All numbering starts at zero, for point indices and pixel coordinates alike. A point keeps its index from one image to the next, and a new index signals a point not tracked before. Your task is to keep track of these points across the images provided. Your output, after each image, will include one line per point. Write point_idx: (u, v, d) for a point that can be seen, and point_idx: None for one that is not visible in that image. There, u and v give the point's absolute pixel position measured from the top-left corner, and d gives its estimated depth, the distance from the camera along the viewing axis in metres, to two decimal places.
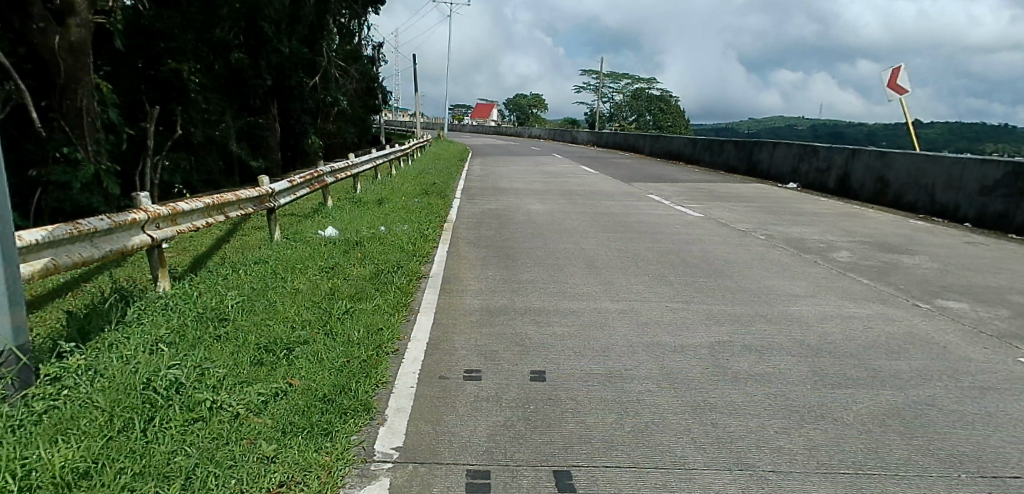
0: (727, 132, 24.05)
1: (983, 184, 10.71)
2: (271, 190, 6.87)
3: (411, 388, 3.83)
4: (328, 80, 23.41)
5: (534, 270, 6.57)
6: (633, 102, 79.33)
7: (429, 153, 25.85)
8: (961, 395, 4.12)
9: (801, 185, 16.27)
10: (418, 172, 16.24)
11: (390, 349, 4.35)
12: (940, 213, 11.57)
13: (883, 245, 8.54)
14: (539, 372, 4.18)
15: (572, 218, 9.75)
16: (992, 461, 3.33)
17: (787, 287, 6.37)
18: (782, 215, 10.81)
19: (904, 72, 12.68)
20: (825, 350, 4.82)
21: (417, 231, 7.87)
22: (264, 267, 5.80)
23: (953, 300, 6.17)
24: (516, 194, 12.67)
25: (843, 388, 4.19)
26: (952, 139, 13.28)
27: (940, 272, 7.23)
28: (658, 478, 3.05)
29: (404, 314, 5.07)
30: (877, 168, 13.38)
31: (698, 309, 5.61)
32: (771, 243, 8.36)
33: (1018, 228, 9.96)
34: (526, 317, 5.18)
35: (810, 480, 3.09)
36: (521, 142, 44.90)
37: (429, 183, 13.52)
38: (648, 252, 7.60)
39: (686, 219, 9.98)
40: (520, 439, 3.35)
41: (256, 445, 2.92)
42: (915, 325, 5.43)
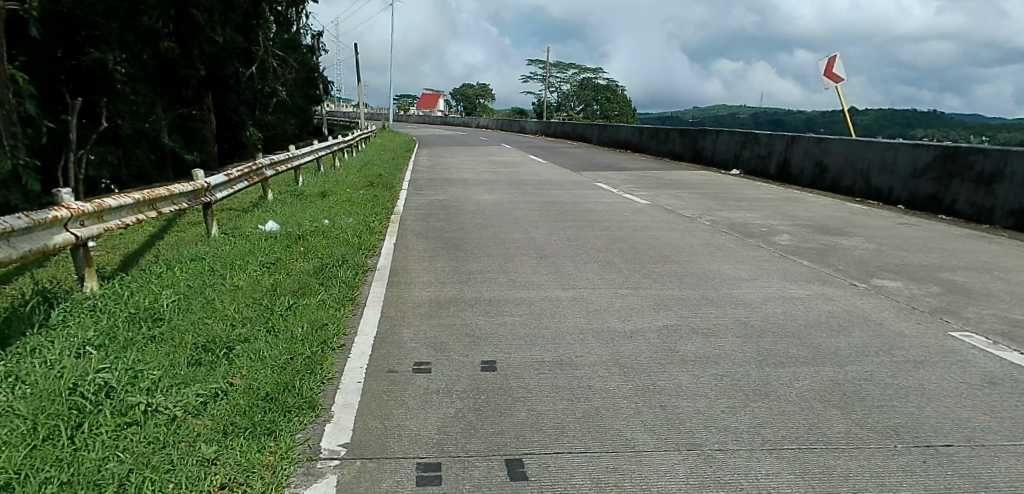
0: (672, 121, 24.47)
1: (914, 167, 11.20)
2: (207, 184, 6.60)
3: (358, 383, 3.75)
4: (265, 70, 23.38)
5: (483, 260, 6.53)
6: (581, 92, 80.02)
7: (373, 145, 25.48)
8: (896, 369, 4.30)
9: (744, 171, 16.71)
10: (363, 164, 15.94)
11: (336, 344, 4.25)
12: (874, 196, 12.07)
13: (822, 227, 8.84)
14: (490, 362, 4.16)
15: (521, 208, 9.74)
16: (924, 430, 3.49)
17: (731, 271, 6.52)
18: (726, 201, 11.06)
19: (839, 61, 13.14)
20: (768, 330, 4.96)
21: (363, 224, 7.72)
22: (200, 264, 5.58)
23: (887, 279, 6.43)
24: (464, 185, 12.58)
25: (785, 366, 4.30)
26: (885, 126, 13.86)
27: (875, 252, 7.53)
28: (609, 462, 3.07)
29: (351, 308, 4.96)
30: (816, 153, 13.84)
31: (646, 295, 5.69)
32: (717, 228, 8.55)
33: (947, 209, 10.48)
34: (477, 308, 5.15)
35: (756, 456, 3.17)
36: (471, 133, 44.81)
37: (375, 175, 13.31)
38: (597, 240, 7.66)
39: (634, 206, 10.11)
40: (472, 429, 3.32)
41: (194, 448, 2.80)
42: (853, 304, 5.64)
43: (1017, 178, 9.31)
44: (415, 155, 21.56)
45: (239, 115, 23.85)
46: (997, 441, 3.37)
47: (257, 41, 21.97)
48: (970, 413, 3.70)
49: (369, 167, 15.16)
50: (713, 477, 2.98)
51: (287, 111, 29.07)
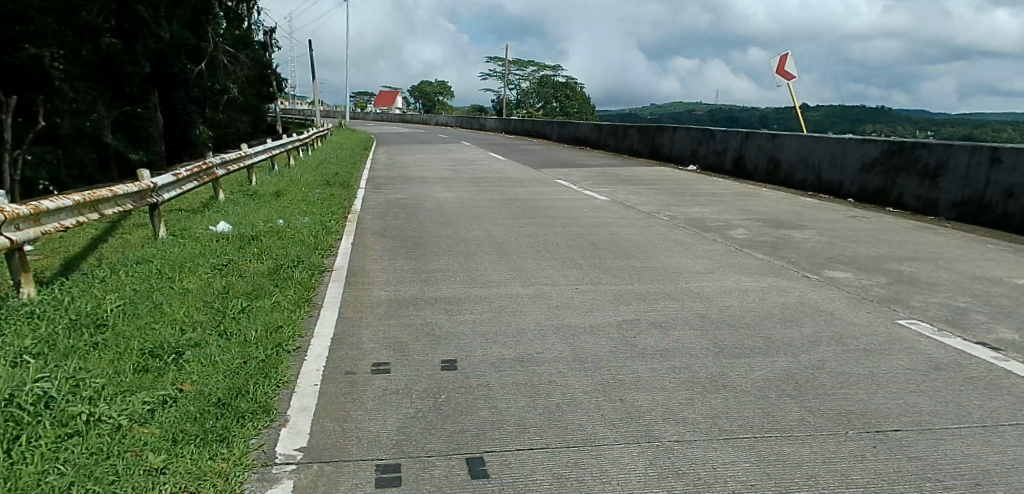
0: (630, 118, 24.74)
1: (863, 162, 11.58)
2: (153, 184, 6.38)
3: (314, 386, 3.67)
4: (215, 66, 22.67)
5: (443, 259, 6.48)
6: (540, 90, 80.33)
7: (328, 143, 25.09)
8: (847, 357, 4.43)
9: (700, 167, 17.00)
10: (319, 162, 15.68)
11: (291, 346, 4.16)
12: (825, 190, 12.42)
13: (776, 221, 9.05)
14: (450, 361, 4.13)
15: (481, 205, 9.71)
16: (874, 416, 3.60)
17: (689, 265, 6.62)
18: (683, 196, 11.23)
19: (790, 59, 13.48)
20: (724, 323, 5.04)
21: (319, 224, 7.58)
22: (147, 267, 5.40)
23: (838, 270, 6.62)
24: (423, 183, 12.48)
25: (742, 357, 4.39)
26: (835, 122, 14.27)
27: (827, 244, 7.74)
28: (570, 457, 3.08)
29: (307, 310, 4.87)
30: (769, 149, 14.17)
31: (606, 290, 5.73)
32: (674, 223, 8.67)
33: (895, 201, 10.86)
34: (437, 306, 5.10)
35: (713, 447, 3.22)
36: (430, 130, 44.54)
37: (331, 174, 13.09)
38: (556, 236, 7.68)
39: (593, 203, 10.18)
40: (432, 429, 3.29)
41: (141, 458, 2.70)
42: (806, 295, 5.79)
43: (960, 171, 9.70)
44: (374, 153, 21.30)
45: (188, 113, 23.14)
46: (941, 425, 3.50)
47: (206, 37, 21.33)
48: (918, 398, 3.82)
49: (326, 165, 14.91)
50: (672, 468, 3.01)
51: (238, 109, 28.34)
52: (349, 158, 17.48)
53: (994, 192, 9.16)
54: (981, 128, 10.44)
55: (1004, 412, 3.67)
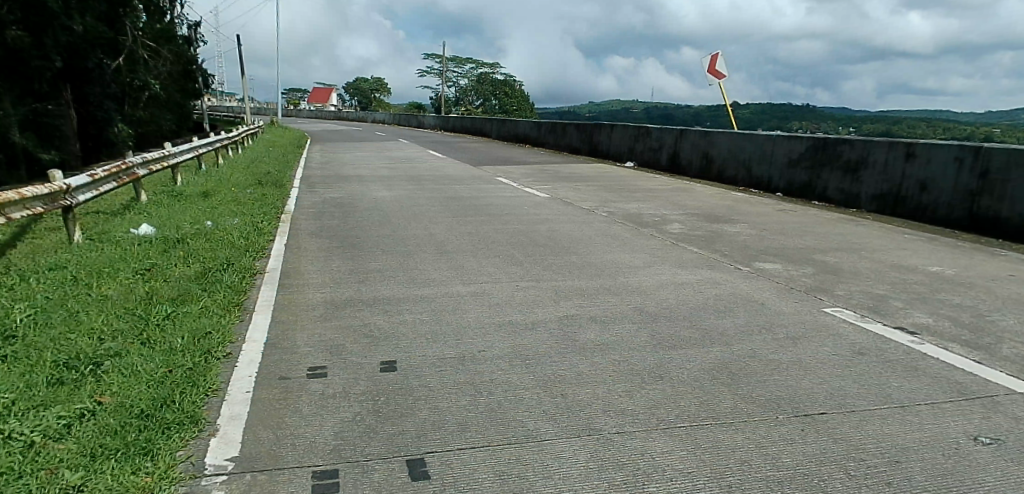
0: (568, 115, 25.00)
1: (790, 157, 12.07)
2: (65, 186, 6.03)
3: (246, 393, 3.54)
4: (134, 62, 21.78)
5: (381, 258, 6.37)
6: (479, 87, 80.26)
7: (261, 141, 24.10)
8: (776, 345, 4.60)
9: (637, 163, 17.35)
10: (250, 161, 15.16)
11: (220, 353, 4.00)
12: (756, 185, 12.88)
13: (709, 215, 9.32)
14: (389, 362, 4.07)
15: (419, 204, 9.60)
16: (803, 400, 3.75)
17: (627, 260, 6.74)
18: (621, 192, 11.43)
19: (721, 59, 13.92)
20: (661, 316, 5.15)
21: (250, 225, 7.32)
22: (60, 274, 5.09)
23: (768, 262, 6.87)
24: (359, 181, 12.25)
25: (679, 349, 4.49)
26: (764, 119, 14.82)
27: (757, 237, 8.03)
28: (512, 454, 3.07)
29: (237, 314, 4.70)
30: (702, 145, 14.60)
31: (547, 287, 5.76)
32: (613, 219, 8.80)
33: (820, 195, 11.37)
34: (375, 307, 5.01)
35: (652, 436, 3.29)
36: (366, 128, 43.80)
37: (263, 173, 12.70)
38: (497, 234, 7.67)
39: (533, 200, 10.23)
40: (372, 432, 3.23)
41: (56, 475, 2.54)
42: (738, 286, 5.98)
43: (879, 166, 10.24)
44: (308, 151, 20.74)
45: (104, 110, 22.01)
46: (865, 407, 3.67)
47: (123, 31, 20.47)
48: (843, 382, 4.00)
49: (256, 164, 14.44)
50: (612, 460, 3.05)
51: (163, 106, 27.07)
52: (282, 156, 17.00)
53: (909, 185, 9.70)
54: (897, 124, 11.05)
55: (920, 392, 3.89)
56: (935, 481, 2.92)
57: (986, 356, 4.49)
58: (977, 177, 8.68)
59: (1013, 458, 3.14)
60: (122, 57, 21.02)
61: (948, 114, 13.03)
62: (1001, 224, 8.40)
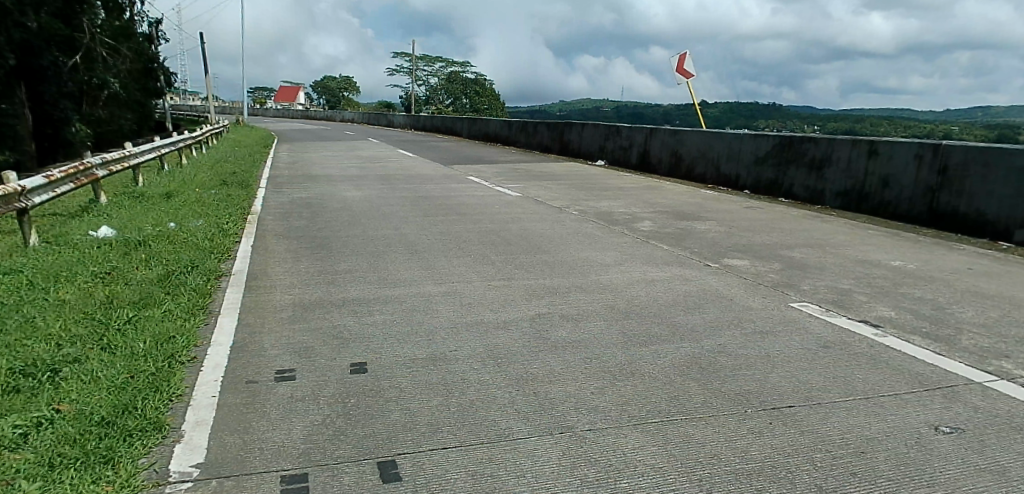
0: (539, 114, 25.06)
1: (757, 155, 12.27)
2: (20, 187, 5.84)
3: (212, 398, 3.47)
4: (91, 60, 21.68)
5: (351, 259, 6.30)
6: (450, 86, 80.02)
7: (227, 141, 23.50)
8: (745, 340, 4.67)
9: (608, 161, 17.46)
10: (215, 161, 14.87)
11: (185, 358, 3.91)
12: (724, 183, 13.07)
13: (679, 213, 9.43)
14: (360, 363, 4.02)
15: (390, 203, 9.53)
16: (771, 394, 3.81)
17: (599, 258, 6.77)
18: (592, 191, 11.49)
19: (689, 59, 14.09)
20: (632, 313, 5.19)
21: (215, 226, 7.19)
22: (16, 278, 4.93)
23: (736, 258, 6.97)
24: (328, 181, 12.11)
25: (650, 345, 4.53)
26: (732, 118, 15.04)
27: (726, 234, 8.14)
28: (484, 453, 3.06)
29: (202, 318, 4.60)
30: (672, 144, 14.76)
31: (519, 285, 5.77)
32: (584, 217, 8.85)
33: (786, 192, 11.58)
34: (345, 309, 4.95)
35: (624, 433, 3.31)
36: (335, 127, 43.34)
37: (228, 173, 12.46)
38: (468, 233, 7.65)
39: (504, 199, 10.22)
40: (342, 435, 3.19)
41: (12, 486, 2.46)
42: (708, 283, 6.06)
43: (842, 163, 10.47)
44: (275, 151, 20.43)
45: (60, 110, 21.00)
46: (830, 399, 3.75)
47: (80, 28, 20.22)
48: (809, 376, 4.08)
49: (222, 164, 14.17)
50: (585, 456, 3.06)
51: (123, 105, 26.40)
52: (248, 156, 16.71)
53: (872, 182, 9.94)
54: (860, 122, 11.30)
55: (883, 384, 3.98)
56: (898, 471, 3.00)
57: (946, 347, 4.62)
58: (936, 173, 8.94)
59: (972, 446, 3.24)
60: (77, 55, 20.92)
61: (908, 112, 13.38)
62: (960, 219, 8.65)
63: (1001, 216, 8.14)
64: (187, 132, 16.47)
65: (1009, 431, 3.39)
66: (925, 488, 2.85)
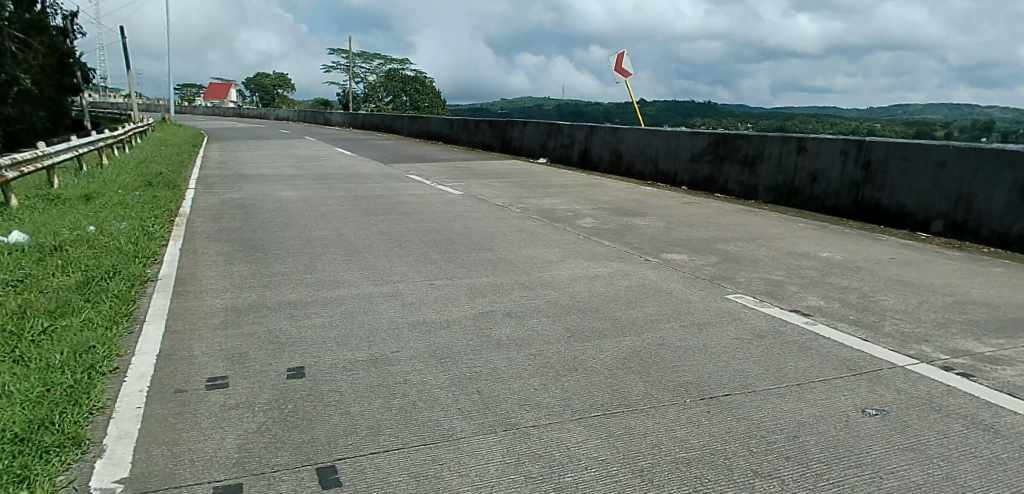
0: (480, 112, 25.06)
1: (693, 152, 12.61)
2: None
3: (137, 409, 3.30)
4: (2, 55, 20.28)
5: (288, 261, 6.12)
6: (390, 84, 79.01)
7: (153, 140, 22.39)
8: (683, 332, 4.78)
9: (550, 159, 17.59)
10: (139, 161, 14.16)
11: (106, 368, 3.71)
12: (663, 179, 13.37)
13: (620, 209, 9.58)
14: (297, 368, 3.90)
15: (327, 203, 9.31)
16: (708, 384, 3.91)
17: (541, 255, 6.80)
18: (534, 188, 11.54)
19: (627, 58, 14.34)
20: (575, 309, 5.23)
21: (139, 229, 6.85)
22: None
23: (675, 253, 7.13)
24: (262, 181, 11.73)
25: (591, 340, 4.58)
26: (669, 116, 15.40)
27: (665, 229, 8.32)
28: (427, 454, 3.03)
29: (125, 326, 4.37)
30: (611, 141, 15.00)
31: (461, 284, 5.73)
32: (526, 215, 8.87)
33: (722, 188, 11.94)
34: (281, 312, 4.80)
35: (567, 427, 3.33)
36: (269, 125, 42.09)
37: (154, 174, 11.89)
38: (409, 232, 7.55)
39: (446, 197, 10.15)
40: (278, 442, 3.09)
41: None
42: (647, 277, 6.18)
43: (773, 159, 10.87)
44: (205, 150, 19.63)
45: None
46: (764, 386, 3.88)
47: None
48: (744, 364, 4.21)
49: (146, 164, 13.51)
50: (529, 452, 3.06)
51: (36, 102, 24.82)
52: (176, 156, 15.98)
53: (801, 176, 10.36)
54: (790, 120, 11.75)
55: (813, 370, 4.15)
56: (828, 453, 3.12)
57: (870, 333, 4.85)
58: (860, 168, 9.40)
59: (895, 426, 3.41)
60: None
61: (833, 110, 14.02)
62: (882, 211, 9.12)
63: (920, 208, 8.62)
64: (107, 131, 15.59)
65: (928, 410, 3.59)
66: (854, 469, 2.98)
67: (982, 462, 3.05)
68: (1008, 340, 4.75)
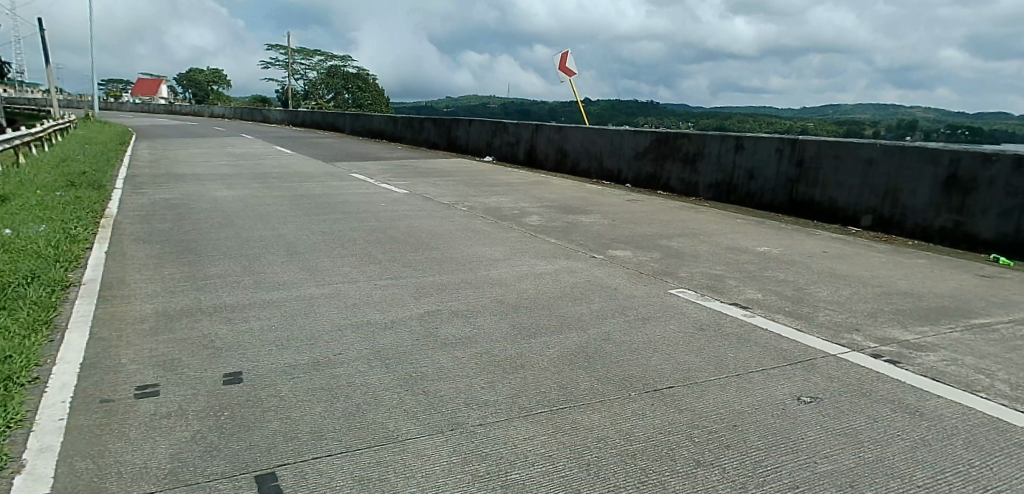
0: (425, 110, 24.84)
1: (636, 150, 12.83)
2: None
3: (59, 421, 3.12)
4: None
5: (224, 263, 5.91)
6: (332, 82, 77.47)
7: (78, 137, 21.22)
8: (628, 327, 4.85)
9: (495, 157, 17.59)
10: (61, 160, 13.39)
11: (24, 379, 3.50)
12: (607, 177, 13.56)
13: (565, 207, 9.66)
14: (234, 373, 3.77)
15: (266, 203, 9.04)
16: (653, 377, 3.97)
17: (487, 253, 6.78)
18: (480, 186, 11.51)
19: (570, 57, 14.48)
20: (522, 306, 5.23)
21: (61, 232, 6.49)
22: None
23: (619, 249, 7.23)
24: (196, 181, 11.28)
25: (538, 337, 4.59)
26: (613, 115, 15.64)
27: (609, 226, 8.43)
28: (372, 456, 2.97)
29: (45, 334, 4.13)
30: (557, 140, 15.12)
31: (406, 284, 5.65)
32: (472, 213, 8.84)
33: (664, 185, 12.20)
34: (218, 316, 4.63)
35: (513, 424, 3.32)
36: (203, 122, 40.59)
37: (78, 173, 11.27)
38: (352, 232, 7.41)
39: (390, 196, 10.00)
40: (214, 450, 2.97)
41: None
42: (593, 274, 6.24)
43: (713, 157, 11.17)
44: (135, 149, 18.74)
45: None
46: (706, 378, 3.97)
47: None
48: (687, 357, 4.30)
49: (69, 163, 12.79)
50: (476, 451, 3.04)
51: None
52: (102, 155, 15.17)
53: (739, 174, 10.68)
54: (728, 119, 12.10)
55: (751, 360, 4.27)
56: (766, 440, 3.22)
57: (804, 323, 5.04)
58: (794, 166, 9.76)
59: (829, 413, 3.54)
60: None
61: (769, 109, 14.52)
62: (815, 207, 9.49)
63: (849, 203, 9.02)
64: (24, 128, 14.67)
65: (858, 396, 3.74)
66: (790, 454, 3.08)
67: (909, 444, 3.21)
68: (931, 327, 5.02)
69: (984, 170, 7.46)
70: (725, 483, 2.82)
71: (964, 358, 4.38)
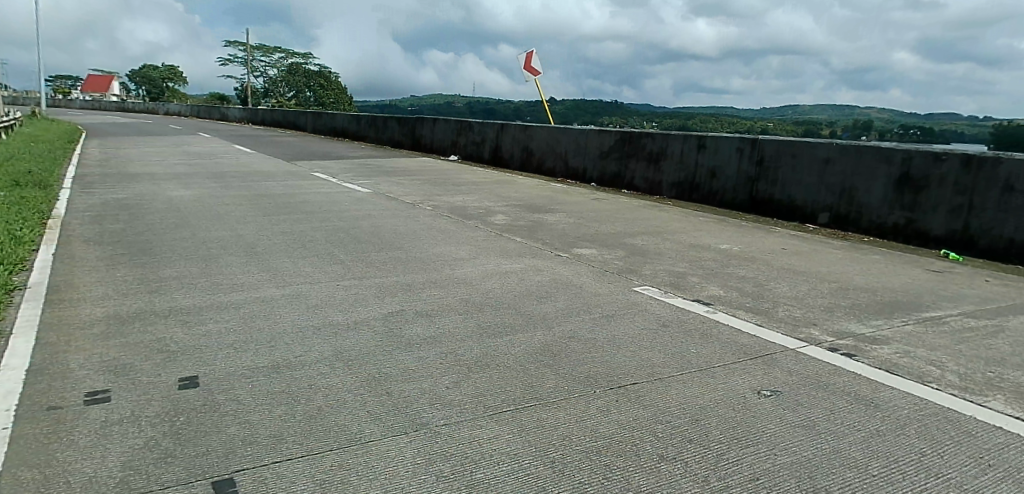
0: (389, 109, 24.62)
1: (601, 149, 12.93)
2: None
3: (2, 430, 3.00)
4: None
5: (180, 265, 5.75)
6: (294, 80, 76.23)
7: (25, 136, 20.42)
8: (593, 324, 4.87)
9: (461, 156, 17.53)
10: (6, 159, 12.86)
11: None
12: (572, 176, 13.63)
13: (531, 206, 9.67)
14: (190, 378, 3.66)
15: (224, 203, 8.83)
16: (617, 374, 4.00)
17: (452, 252, 6.75)
18: (445, 186, 11.45)
19: (535, 57, 14.51)
20: (487, 305, 5.22)
21: (5, 234, 6.23)
22: None
23: (584, 248, 7.27)
24: (151, 180, 10.96)
25: (503, 336, 4.58)
26: (578, 115, 15.73)
27: (575, 225, 8.47)
28: (334, 459, 2.92)
29: None
30: (522, 139, 15.13)
31: (370, 284, 5.58)
32: (436, 212, 8.78)
33: (628, 184, 12.31)
34: (173, 319, 4.50)
35: (478, 424, 3.30)
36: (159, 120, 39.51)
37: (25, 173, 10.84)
38: (314, 232, 7.29)
39: (353, 196, 9.88)
40: (169, 456, 2.88)
41: None
42: (558, 272, 6.26)
43: (676, 156, 11.32)
44: (86, 147, 18.12)
45: None
46: (669, 374, 4.01)
47: None
48: (650, 354, 4.34)
49: (15, 162, 12.29)
50: (440, 452, 3.01)
51: None
52: (51, 154, 14.61)
53: (701, 173, 10.85)
54: (691, 118, 12.27)
55: (713, 356, 4.34)
56: (727, 434, 3.26)
57: (764, 319, 5.14)
58: (755, 164, 9.95)
59: (788, 406, 3.61)
60: None
61: (730, 109, 14.78)
62: (774, 205, 9.69)
63: (807, 201, 9.24)
64: None
65: (816, 389, 3.83)
66: (750, 447, 3.13)
67: (864, 434, 3.29)
68: (885, 321, 5.16)
69: (935, 169, 7.71)
70: (688, 477, 2.85)
71: (916, 350, 4.52)
